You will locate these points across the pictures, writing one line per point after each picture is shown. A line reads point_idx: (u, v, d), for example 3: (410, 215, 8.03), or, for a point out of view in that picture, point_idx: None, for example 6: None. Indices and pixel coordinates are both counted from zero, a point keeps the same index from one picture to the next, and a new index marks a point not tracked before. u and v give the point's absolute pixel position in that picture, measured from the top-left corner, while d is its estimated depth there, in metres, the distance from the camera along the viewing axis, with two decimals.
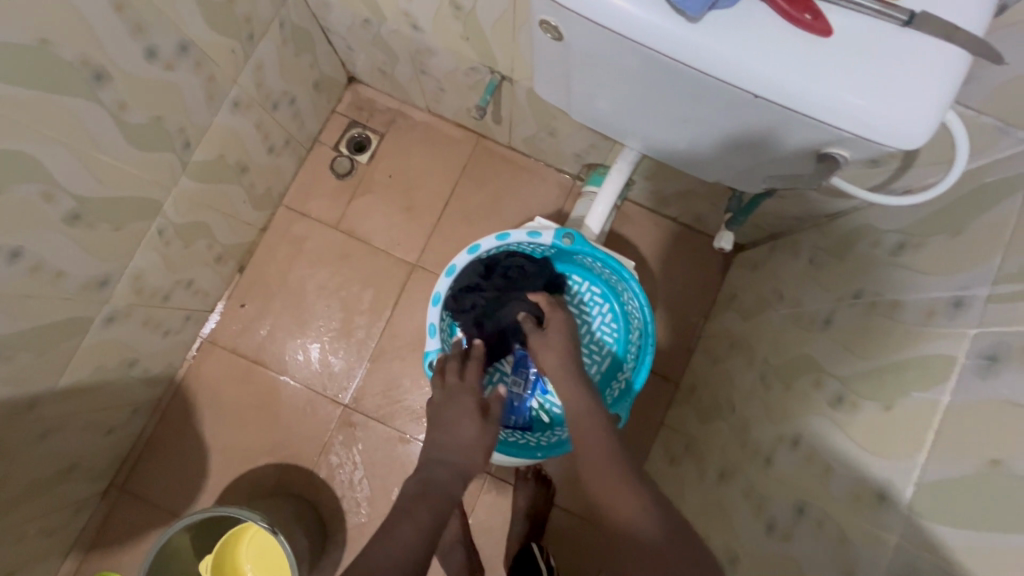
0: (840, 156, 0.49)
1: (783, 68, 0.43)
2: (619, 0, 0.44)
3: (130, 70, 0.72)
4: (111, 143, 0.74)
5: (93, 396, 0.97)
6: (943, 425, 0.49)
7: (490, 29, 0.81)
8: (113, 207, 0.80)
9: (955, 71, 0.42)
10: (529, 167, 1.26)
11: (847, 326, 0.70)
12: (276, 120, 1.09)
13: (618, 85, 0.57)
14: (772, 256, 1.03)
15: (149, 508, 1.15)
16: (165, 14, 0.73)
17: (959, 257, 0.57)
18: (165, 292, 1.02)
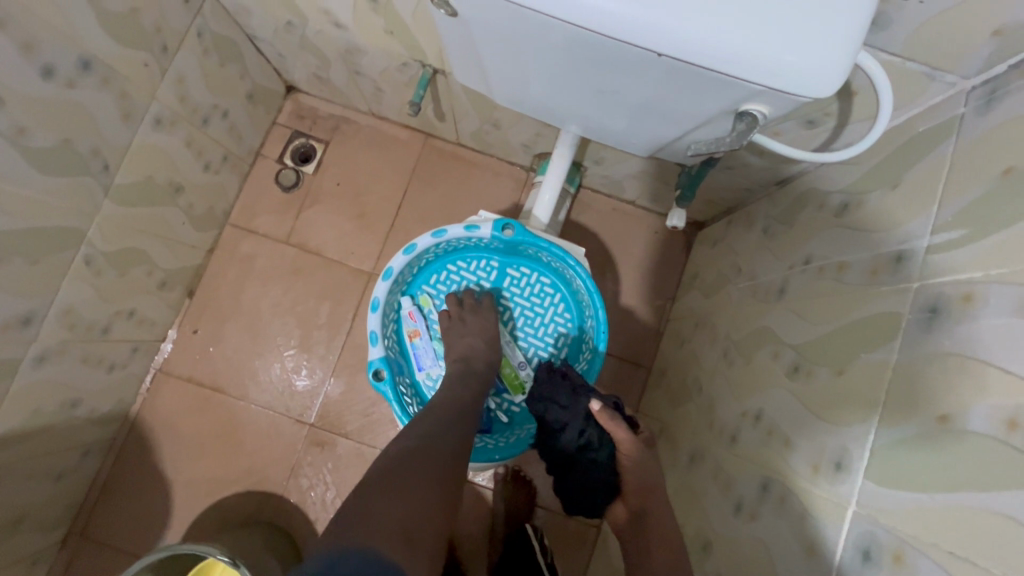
0: (757, 113, 0.48)
1: (686, 18, 0.40)
2: None
3: (28, 92, 0.68)
4: (17, 171, 0.70)
5: (36, 441, 0.91)
6: (892, 385, 0.47)
7: (410, 19, 0.77)
8: (31, 240, 0.76)
9: (854, 12, 0.41)
10: (480, 162, 1.23)
11: (799, 292, 0.68)
12: (209, 136, 1.05)
13: (529, 60, 0.54)
14: (729, 231, 1.01)
15: (112, 551, 1.09)
16: (59, 29, 0.69)
17: (899, 209, 0.55)
18: (103, 324, 0.97)
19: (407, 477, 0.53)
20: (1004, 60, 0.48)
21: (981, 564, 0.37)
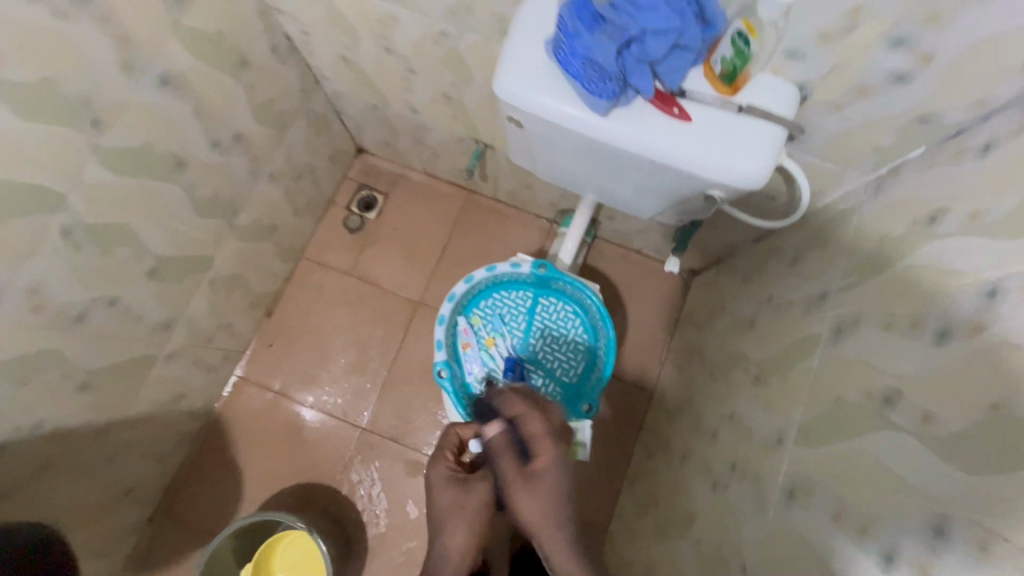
0: (717, 195, 0.70)
1: (663, 140, 0.63)
2: (552, 105, 0.64)
3: (201, 157, 0.94)
4: (184, 213, 0.96)
5: (149, 425, 1.13)
6: (814, 382, 0.68)
7: (474, 111, 1.04)
8: (181, 263, 1.01)
9: (775, 139, 0.62)
10: (512, 215, 1.49)
11: (764, 323, 0.90)
12: (300, 187, 1.32)
13: (563, 154, 0.77)
14: (716, 277, 1.24)
15: (190, 530, 1.28)
16: (225, 114, 0.96)
17: (825, 262, 0.77)
18: (209, 334, 1.20)
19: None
20: (885, 165, 0.71)
21: (843, 489, 0.55)
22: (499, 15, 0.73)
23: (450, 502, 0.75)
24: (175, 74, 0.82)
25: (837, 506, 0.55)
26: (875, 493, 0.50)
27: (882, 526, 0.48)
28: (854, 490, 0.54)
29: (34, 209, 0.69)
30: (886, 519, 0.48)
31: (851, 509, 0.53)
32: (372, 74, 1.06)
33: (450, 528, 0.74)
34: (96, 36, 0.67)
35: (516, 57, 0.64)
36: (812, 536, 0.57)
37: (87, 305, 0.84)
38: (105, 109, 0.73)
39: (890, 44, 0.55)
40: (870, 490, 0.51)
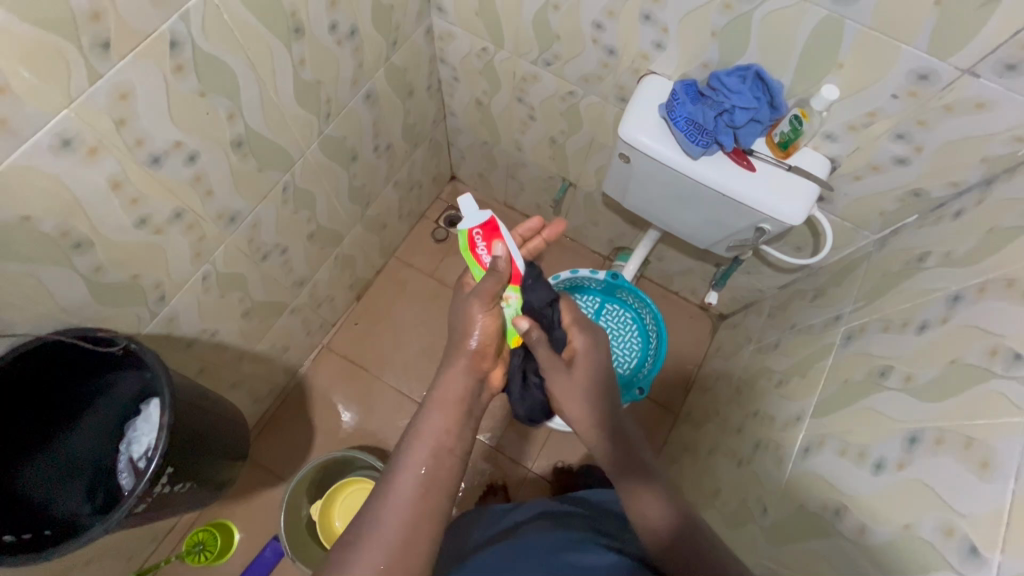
0: (767, 227, 0.95)
1: (733, 180, 0.90)
2: (659, 148, 0.92)
3: (365, 156, 1.23)
4: (343, 195, 1.23)
5: (261, 366, 1.34)
6: (829, 374, 0.90)
7: (572, 154, 1.33)
8: (327, 234, 1.27)
9: (812, 191, 0.89)
10: (572, 247, 1.75)
11: (787, 344, 1.13)
12: (408, 196, 1.60)
13: (651, 189, 1.04)
14: (744, 317, 1.48)
15: (262, 470, 1.45)
16: (388, 127, 1.25)
17: (841, 295, 1.02)
18: (319, 300, 1.43)
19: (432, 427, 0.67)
20: (888, 227, 0.97)
21: (848, 433, 0.76)
22: (621, 85, 1.03)
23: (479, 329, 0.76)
24: (374, 93, 1.11)
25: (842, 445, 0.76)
26: (874, 430, 0.72)
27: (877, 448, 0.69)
28: (858, 431, 0.74)
29: (278, 168, 0.96)
30: (879, 444, 0.69)
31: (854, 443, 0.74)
32: (497, 117, 1.36)
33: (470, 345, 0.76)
34: (349, 60, 0.98)
35: (636, 115, 0.93)
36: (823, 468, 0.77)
37: (271, 248, 1.08)
38: (335, 106, 1.01)
39: (893, 139, 0.82)
40: (871, 429, 0.72)
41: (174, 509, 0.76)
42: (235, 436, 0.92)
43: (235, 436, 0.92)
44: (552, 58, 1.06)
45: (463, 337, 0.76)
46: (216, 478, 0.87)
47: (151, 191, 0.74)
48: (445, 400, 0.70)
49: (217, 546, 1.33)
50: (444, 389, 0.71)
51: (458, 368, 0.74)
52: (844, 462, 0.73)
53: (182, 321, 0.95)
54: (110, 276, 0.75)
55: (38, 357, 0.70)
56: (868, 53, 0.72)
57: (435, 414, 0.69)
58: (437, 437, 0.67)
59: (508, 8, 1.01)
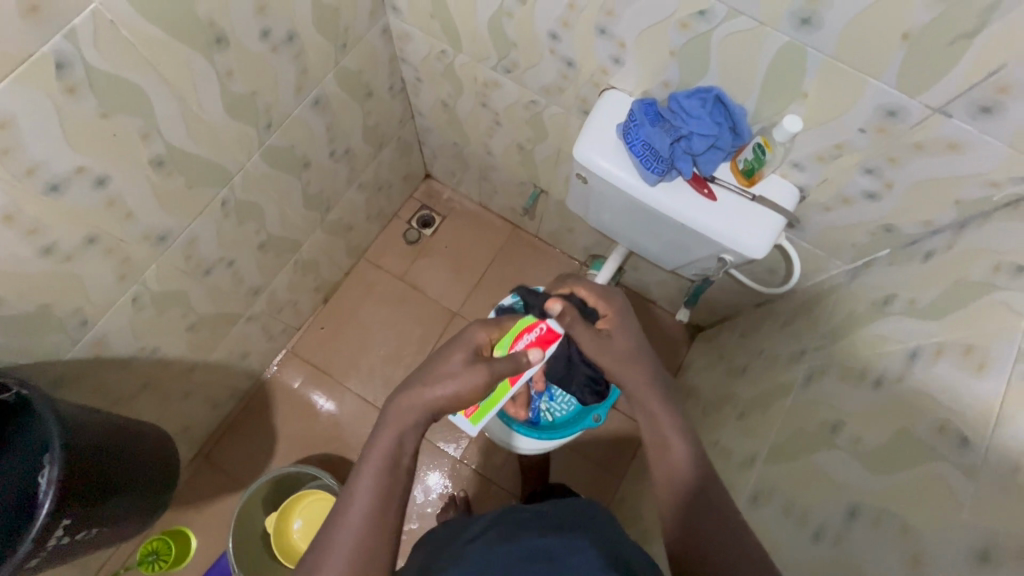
0: (728, 258, 0.89)
1: (692, 210, 0.84)
2: (615, 172, 0.85)
3: (320, 162, 1.17)
4: (296, 203, 1.18)
5: (217, 374, 1.31)
6: (786, 416, 0.86)
7: (541, 162, 1.26)
8: (282, 243, 1.22)
9: (776, 224, 0.83)
10: (549, 252, 1.70)
11: (754, 372, 1.08)
12: (377, 198, 1.54)
13: (611, 211, 0.98)
14: (719, 333, 1.42)
15: (222, 477, 1.43)
16: (345, 132, 1.19)
17: (808, 328, 0.97)
18: (280, 306, 1.39)
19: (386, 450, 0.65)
20: (860, 259, 0.92)
21: (795, 490, 0.72)
22: (582, 98, 0.96)
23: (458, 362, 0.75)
24: (324, 98, 1.05)
25: (787, 504, 0.72)
26: (820, 493, 0.67)
27: (820, 515, 0.65)
28: (804, 490, 0.70)
29: (214, 183, 0.91)
30: (823, 511, 0.65)
31: (799, 504, 0.70)
32: (464, 120, 1.29)
33: (439, 368, 0.74)
34: (289, 67, 0.91)
35: (592, 135, 0.87)
36: (767, 525, 0.73)
37: (215, 262, 1.04)
38: (276, 115, 0.95)
39: (863, 173, 0.76)
40: (817, 491, 0.68)
41: (84, 542, 0.74)
42: (154, 456, 0.90)
43: (155, 457, 0.90)
44: (511, 65, 0.99)
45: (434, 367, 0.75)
46: (136, 503, 0.85)
47: (54, 219, 0.69)
48: (399, 421, 0.68)
49: (171, 556, 1.29)
50: (406, 409, 0.69)
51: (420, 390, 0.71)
52: (787, 523, 0.69)
53: (114, 342, 0.91)
54: (16, 307, 0.71)
55: None
56: (834, 83, 0.65)
57: (391, 428, 0.67)
58: (386, 459, 0.65)
59: (462, 12, 0.94)
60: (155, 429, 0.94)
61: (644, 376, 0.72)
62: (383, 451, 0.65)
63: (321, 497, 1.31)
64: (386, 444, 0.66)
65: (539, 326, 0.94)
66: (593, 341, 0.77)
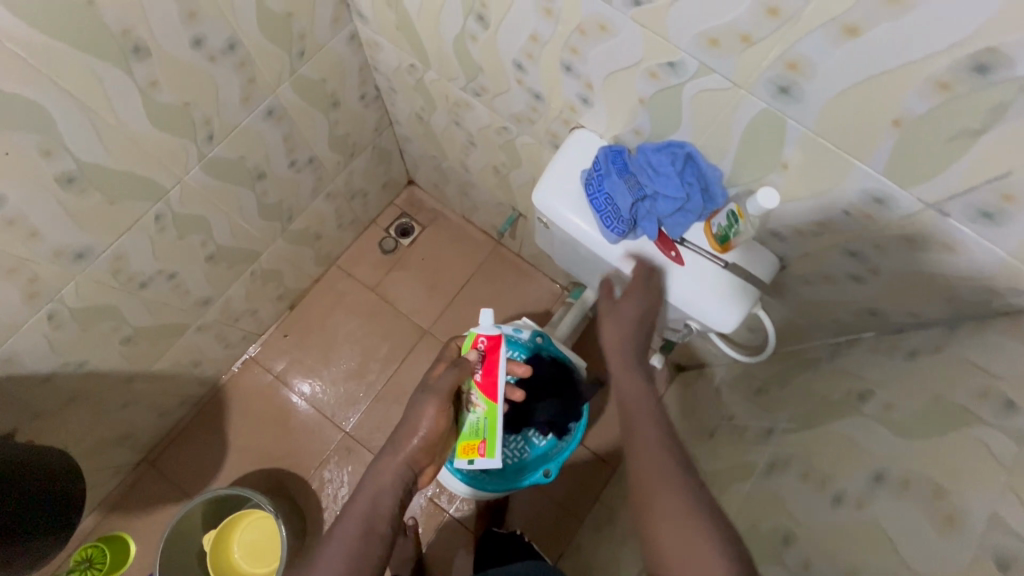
0: (695, 326, 0.81)
1: (657, 275, 0.75)
2: (575, 223, 0.77)
3: (278, 173, 1.09)
4: (251, 214, 1.11)
5: (164, 383, 1.25)
6: (741, 506, 0.78)
7: (517, 187, 1.17)
8: (235, 253, 1.15)
9: (748, 296, 0.74)
10: (529, 273, 1.61)
11: (721, 439, 1.00)
12: (350, 205, 1.46)
13: (576, 259, 0.89)
14: (697, 379, 1.34)
15: (168, 484, 1.38)
16: (308, 142, 1.11)
17: (780, 403, 0.88)
18: (236, 315, 1.33)
19: (367, 502, 0.67)
20: (844, 335, 0.82)
21: None
22: (553, 132, 0.87)
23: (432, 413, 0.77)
24: (279, 108, 0.97)
25: None
26: None
27: None
28: None
29: (142, 198, 0.84)
30: None
31: None
32: (439, 135, 1.21)
33: (417, 416, 0.76)
34: (231, 77, 0.83)
35: (554, 179, 0.78)
36: None
37: (150, 276, 0.97)
38: (219, 128, 0.88)
39: (847, 253, 0.67)
40: None
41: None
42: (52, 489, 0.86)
43: (55, 489, 0.86)
44: (479, 89, 0.91)
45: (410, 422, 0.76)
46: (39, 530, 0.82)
47: None
48: (382, 475, 0.70)
49: (105, 564, 1.24)
50: (380, 473, 0.71)
51: (400, 446, 0.74)
52: None
53: (28, 361, 0.86)
54: None
55: None
56: (817, 159, 0.56)
57: (371, 486, 0.69)
58: (365, 508, 0.66)
59: (427, 29, 0.85)
60: (58, 457, 0.91)
61: (626, 354, 0.72)
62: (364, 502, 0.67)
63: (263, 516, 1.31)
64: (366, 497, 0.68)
65: (480, 342, 0.85)
66: (606, 315, 0.76)
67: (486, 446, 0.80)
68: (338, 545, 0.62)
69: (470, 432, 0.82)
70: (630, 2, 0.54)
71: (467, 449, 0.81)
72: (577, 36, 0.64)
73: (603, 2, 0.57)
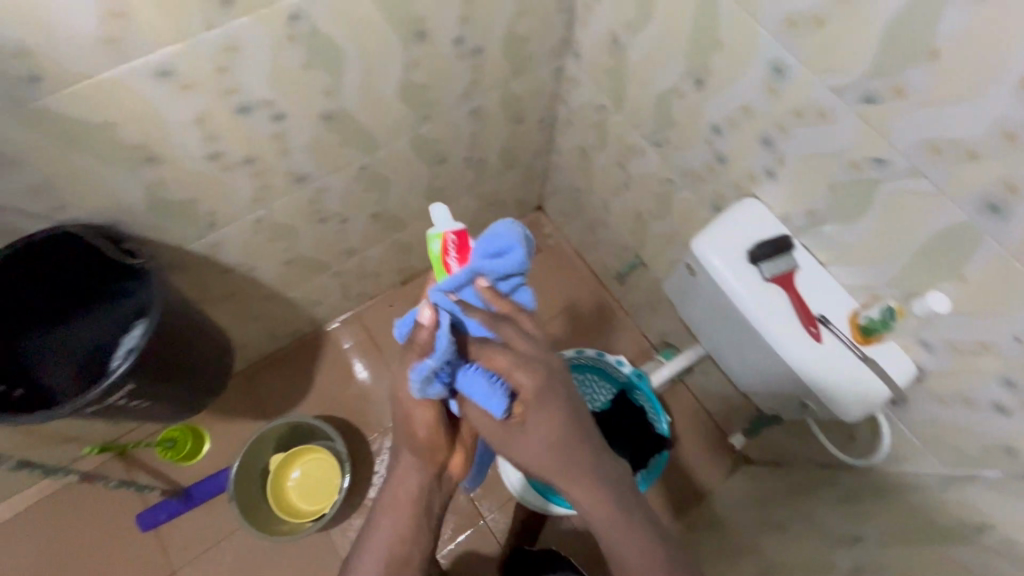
0: (812, 405, 0.84)
1: (795, 344, 0.79)
2: (727, 278, 0.83)
3: (453, 163, 1.24)
4: (418, 191, 1.25)
5: (288, 311, 1.39)
6: None
7: (653, 236, 1.25)
8: (391, 219, 1.29)
9: (876, 392, 0.77)
10: (624, 321, 1.66)
11: (792, 533, 0.99)
12: (487, 211, 1.59)
13: (705, 313, 0.95)
14: (767, 475, 1.32)
15: (251, 401, 1.50)
16: (486, 144, 1.25)
17: (873, 515, 0.87)
18: (364, 273, 1.46)
19: (389, 524, 0.72)
20: (961, 468, 0.82)
21: None
22: (720, 194, 0.95)
23: (424, 417, 0.71)
24: (481, 109, 1.11)
25: None
26: None
27: None
28: None
29: (360, 149, 0.99)
30: None
31: None
32: (595, 171, 1.31)
33: (417, 414, 0.71)
34: (465, 73, 0.98)
35: (717, 234, 0.85)
36: None
37: (329, 215, 1.12)
38: (437, 112, 1.03)
39: (1001, 381, 0.68)
40: None
41: (146, 398, 0.88)
42: (213, 363, 0.99)
43: (212, 366, 0.98)
44: (663, 139, 1.01)
45: (407, 434, 0.73)
46: (192, 387, 0.97)
47: (228, 133, 0.78)
48: (395, 507, 0.72)
49: (183, 450, 1.41)
50: (389, 500, 0.73)
51: (399, 476, 0.73)
52: None
53: (222, 250, 1.00)
54: (168, 193, 0.81)
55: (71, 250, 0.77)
56: (998, 279, 0.61)
57: (382, 524, 0.72)
58: (382, 542, 0.71)
59: (638, 78, 0.96)
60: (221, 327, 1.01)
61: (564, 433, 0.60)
62: (381, 538, 0.71)
63: (326, 459, 1.39)
64: (382, 530, 0.71)
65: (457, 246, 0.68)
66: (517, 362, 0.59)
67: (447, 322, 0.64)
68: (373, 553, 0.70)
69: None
70: (862, 98, 0.62)
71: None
72: (791, 116, 0.72)
73: (833, 93, 0.65)
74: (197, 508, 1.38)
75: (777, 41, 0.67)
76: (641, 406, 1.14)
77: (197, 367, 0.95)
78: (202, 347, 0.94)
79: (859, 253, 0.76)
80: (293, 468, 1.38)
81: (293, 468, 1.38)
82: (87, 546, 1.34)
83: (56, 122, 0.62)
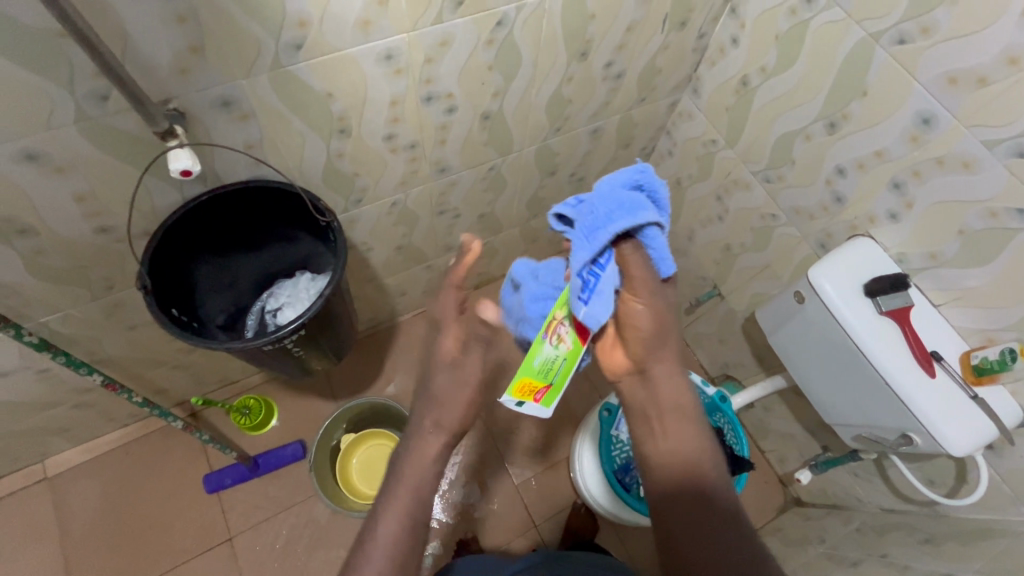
0: (914, 441, 0.87)
1: (908, 377, 0.84)
2: (844, 306, 0.88)
3: (559, 177, 1.31)
4: (522, 199, 1.32)
5: (373, 298, 1.44)
6: None
7: (739, 269, 1.30)
8: (492, 222, 1.35)
9: (987, 432, 0.81)
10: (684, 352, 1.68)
11: (868, 568, 1.00)
12: None
13: (805, 343, 0.99)
14: (826, 516, 1.34)
15: (319, 382, 1.53)
16: (591, 163, 1.32)
17: (962, 555, 0.89)
18: (447, 272, 1.51)
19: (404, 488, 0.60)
20: None
21: None
22: (830, 233, 1.01)
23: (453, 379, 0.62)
24: (600, 129, 1.19)
25: None
26: None
27: None
28: None
29: (496, 151, 1.07)
30: None
31: None
32: (687, 202, 1.37)
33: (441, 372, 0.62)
34: (601, 92, 1.06)
35: (834, 264, 0.90)
36: None
37: (445, 209, 1.18)
38: (566, 126, 1.11)
39: None
40: None
41: (304, 348, 0.85)
42: (348, 339, 0.98)
43: (346, 342, 0.97)
44: (775, 176, 1.07)
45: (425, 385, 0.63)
46: (331, 357, 0.95)
47: (409, 119, 0.86)
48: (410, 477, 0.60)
49: (257, 419, 1.43)
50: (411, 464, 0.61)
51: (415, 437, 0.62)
52: None
53: (353, 227, 1.07)
54: (340, 165, 0.88)
55: (258, 196, 0.80)
56: None
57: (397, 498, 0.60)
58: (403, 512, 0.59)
59: (761, 118, 1.04)
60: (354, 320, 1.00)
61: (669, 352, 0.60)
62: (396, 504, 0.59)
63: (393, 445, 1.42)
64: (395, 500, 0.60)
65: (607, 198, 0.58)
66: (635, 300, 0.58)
67: (546, 395, 0.57)
68: (391, 527, 0.58)
69: (540, 370, 0.56)
70: (1013, 151, 0.69)
71: (524, 389, 0.56)
72: (931, 163, 0.79)
73: (982, 146, 0.72)
74: (260, 477, 1.41)
75: (930, 96, 0.76)
76: (722, 427, 1.19)
77: (339, 339, 0.93)
78: (348, 317, 0.94)
79: (980, 297, 0.81)
80: (359, 451, 1.41)
81: (359, 451, 1.41)
82: (152, 499, 1.37)
83: (295, 86, 0.70)
